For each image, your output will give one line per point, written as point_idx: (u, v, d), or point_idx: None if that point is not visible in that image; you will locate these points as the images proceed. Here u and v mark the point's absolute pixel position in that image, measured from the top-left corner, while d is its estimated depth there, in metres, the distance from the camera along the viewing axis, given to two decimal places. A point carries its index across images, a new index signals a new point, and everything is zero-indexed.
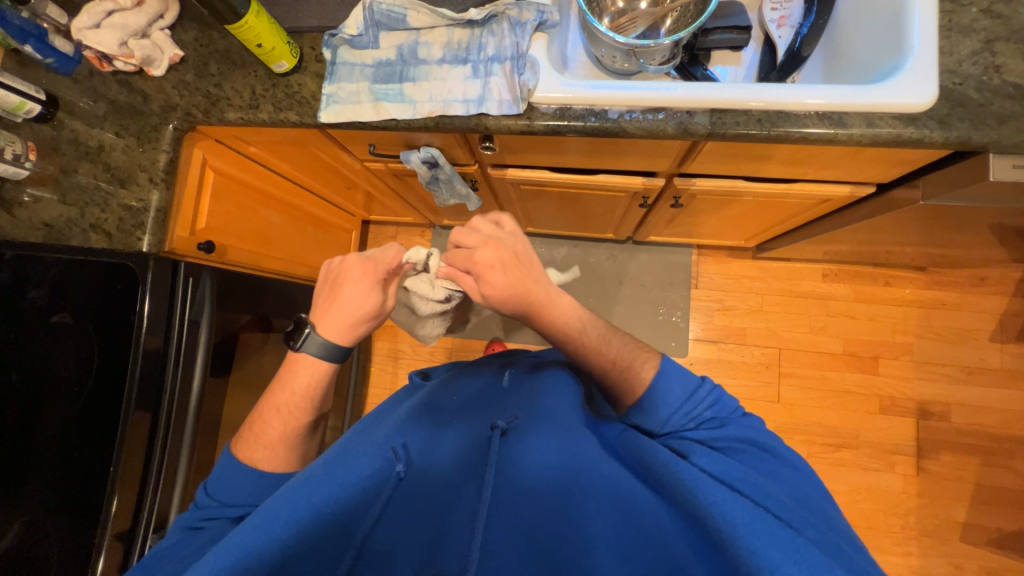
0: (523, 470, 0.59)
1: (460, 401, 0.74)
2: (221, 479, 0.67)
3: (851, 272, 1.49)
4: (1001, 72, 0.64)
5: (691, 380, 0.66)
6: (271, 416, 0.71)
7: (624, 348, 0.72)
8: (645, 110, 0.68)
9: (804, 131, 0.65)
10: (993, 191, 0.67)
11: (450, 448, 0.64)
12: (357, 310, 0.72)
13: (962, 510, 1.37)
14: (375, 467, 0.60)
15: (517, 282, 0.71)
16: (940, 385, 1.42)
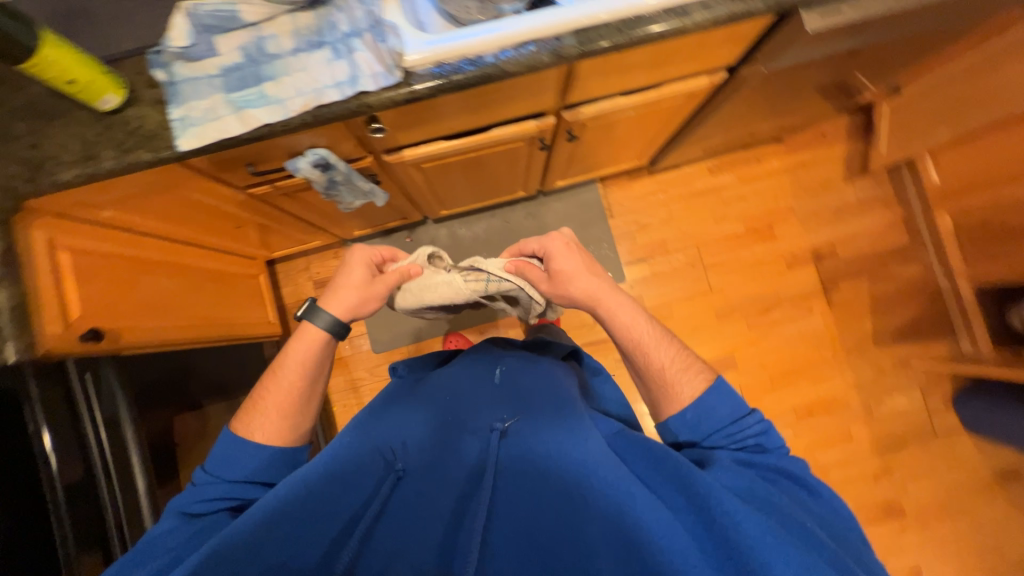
0: (524, 466, 0.66)
1: (457, 400, 0.80)
2: (220, 458, 0.72)
3: (729, 161, 1.68)
4: None
5: (739, 404, 0.70)
6: (267, 386, 0.78)
7: (686, 359, 0.75)
8: (516, 46, 0.70)
9: (658, 28, 0.71)
10: (813, 41, 0.79)
11: (455, 447, 0.70)
12: (359, 291, 0.80)
13: (869, 322, 1.64)
14: (378, 473, 0.67)
15: (589, 271, 0.79)
16: (823, 230, 1.67)
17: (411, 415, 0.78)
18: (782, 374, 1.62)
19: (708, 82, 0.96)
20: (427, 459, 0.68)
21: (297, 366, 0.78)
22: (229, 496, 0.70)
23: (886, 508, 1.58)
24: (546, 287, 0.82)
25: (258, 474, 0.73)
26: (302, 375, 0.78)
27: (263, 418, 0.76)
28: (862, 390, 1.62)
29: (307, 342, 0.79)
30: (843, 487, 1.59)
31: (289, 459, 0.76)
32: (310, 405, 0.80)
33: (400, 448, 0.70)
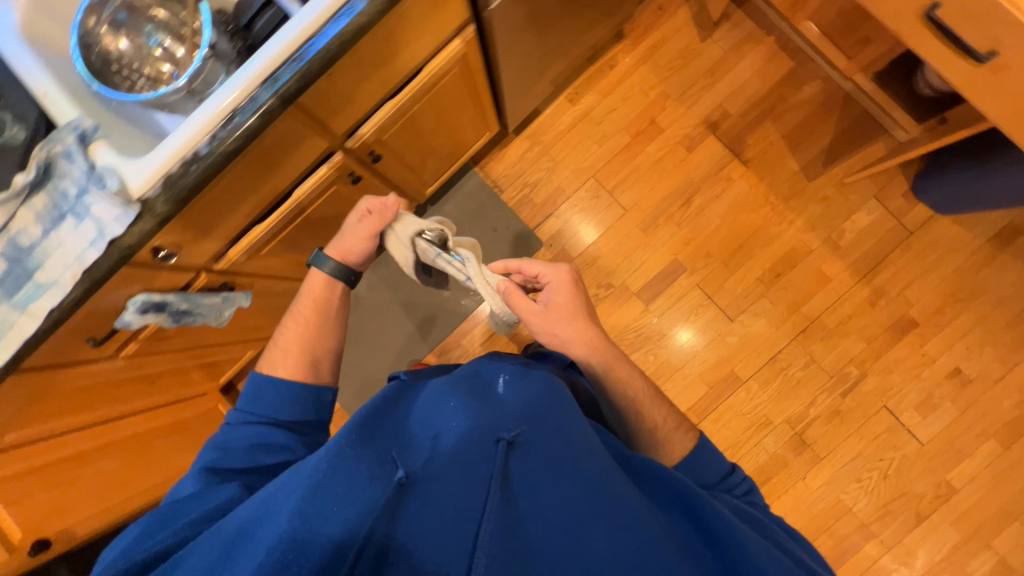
0: (542, 481, 0.63)
1: (450, 396, 0.70)
2: (253, 394, 0.84)
3: (584, 82, 1.63)
4: None
5: (718, 460, 0.88)
6: (296, 321, 0.92)
7: (676, 420, 0.93)
8: (223, 124, 0.71)
9: (336, 39, 0.71)
10: None
11: (455, 448, 0.63)
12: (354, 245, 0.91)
13: (793, 160, 1.56)
14: (372, 481, 0.56)
15: (588, 316, 0.92)
16: (705, 97, 1.59)
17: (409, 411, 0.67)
18: (732, 253, 1.56)
19: (461, 45, 0.94)
20: (439, 464, 0.61)
21: (318, 300, 0.93)
22: (253, 441, 0.79)
23: (899, 327, 1.50)
24: (537, 317, 0.88)
25: (282, 412, 0.83)
26: (322, 308, 0.93)
27: (281, 351, 0.89)
28: (818, 228, 1.54)
29: (322, 283, 0.94)
30: (845, 328, 1.52)
31: (307, 394, 0.86)
32: (322, 345, 0.91)
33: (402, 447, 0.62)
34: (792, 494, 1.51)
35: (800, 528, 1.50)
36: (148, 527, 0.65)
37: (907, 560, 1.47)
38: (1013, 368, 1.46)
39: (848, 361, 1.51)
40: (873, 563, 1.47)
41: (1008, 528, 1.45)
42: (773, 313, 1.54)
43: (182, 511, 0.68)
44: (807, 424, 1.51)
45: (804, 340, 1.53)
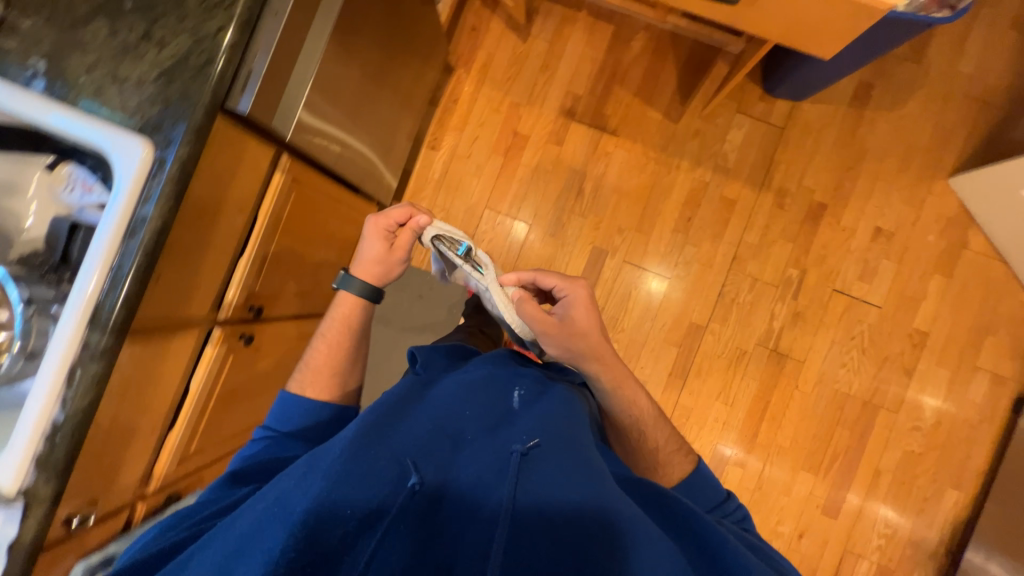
0: (550, 486, 0.62)
1: (474, 415, 0.74)
2: (282, 412, 0.88)
3: (438, 126, 1.63)
4: (143, 81, 0.68)
5: (714, 490, 0.91)
6: (323, 349, 0.93)
7: (676, 442, 0.95)
8: (66, 384, 0.67)
9: (139, 252, 0.67)
10: (279, 101, 0.78)
11: (472, 463, 0.66)
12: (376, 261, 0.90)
13: (655, 110, 1.59)
14: (388, 482, 0.61)
15: (602, 334, 0.88)
16: (551, 90, 1.61)
17: (432, 419, 0.72)
18: (640, 218, 1.59)
19: (283, 176, 0.92)
20: (450, 472, 0.65)
21: (341, 326, 0.93)
22: (274, 451, 0.84)
23: (814, 214, 1.56)
24: (551, 330, 0.83)
25: (304, 428, 0.87)
26: (348, 337, 0.93)
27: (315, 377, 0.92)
28: (703, 160, 1.58)
29: (348, 306, 0.93)
30: (770, 238, 1.56)
31: (332, 413, 0.90)
32: (350, 368, 0.94)
33: (415, 451, 0.66)
34: (794, 407, 1.54)
35: (815, 432, 1.54)
36: (167, 523, 0.72)
37: (916, 416, 1.53)
38: (923, 204, 1.54)
39: (785, 265, 1.56)
40: (890, 432, 1.53)
41: (984, 344, 1.53)
42: (702, 254, 1.57)
43: (194, 514, 0.73)
44: (777, 339, 1.55)
45: (740, 265, 1.57)
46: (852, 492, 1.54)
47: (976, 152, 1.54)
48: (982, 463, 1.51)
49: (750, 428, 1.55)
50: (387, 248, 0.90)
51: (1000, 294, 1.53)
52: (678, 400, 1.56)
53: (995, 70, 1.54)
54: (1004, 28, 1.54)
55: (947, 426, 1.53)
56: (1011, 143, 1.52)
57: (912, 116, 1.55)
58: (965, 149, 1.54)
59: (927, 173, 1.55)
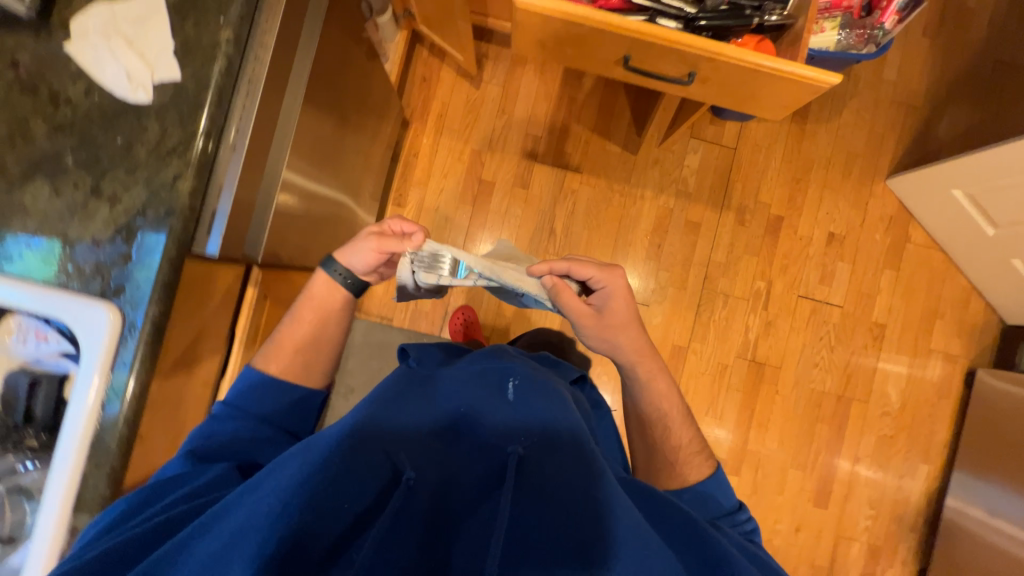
0: (547, 482, 0.61)
1: (469, 413, 0.72)
2: (245, 388, 0.82)
3: (401, 181, 1.60)
4: (97, 242, 0.64)
5: (729, 499, 0.88)
6: (296, 329, 0.87)
7: (698, 446, 0.94)
8: None
9: (123, 421, 0.65)
10: (244, 229, 0.76)
11: (468, 466, 0.64)
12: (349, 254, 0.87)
13: (614, 143, 1.63)
14: (382, 478, 0.58)
15: (637, 328, 0.93)
16: (511, 134, 1.62)
17: (428, 418, 0.71)
18: (612, 249, 1.63)
19: (256, 290, 0.88)
20: (445, 469, 0.63)
21: (316, 310, 0.88)
22: (240, 432, 0.77)
23: (773, 227, 1.64)
24: (587, 318, 0.89)
25: (272, 411, 0.81)
26: (324, 323, 0.88)
27: (281, 354, 0.85)
28: (665, 186, 1.64)
29: (326, 286, 0.87)
30: (735, 254, 1.64)
31: (296, 400, 0.84)
32: (319, 355, 0.88)
33: (409, 447, 0.63)
34: (777, 411, 1.64)
35: (798, 432, 1.64)
36: (135, 500, 0.62)
37: (884, 402, 1.65)
38: (867, 206, 1.66)
39: (753, 279, 1.64)
40: (864, 420, 1.65)
41: (935, 328, 1.67)
42: (675, 278, 1.63)
43: (160, 494, 0.64)
44: (754, 349, 1.63)
45: (712, 284, 1.63)
46: (837, 481, 1.65)
47: (906, 153, 1.67)
48: (945, 436, 1.66)
49: (740, 437, 1.63)
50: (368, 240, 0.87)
51: (943, 280, 1.67)
52: None
53: (914, 76, 1.67)
54: (918, 36, 1.67)
55: (911, 407, 1.66)
56: (935, 143, 1.67)
57: (848, 125, 1.66)
58: (897, 151, 1.67)
59: (867, 177, 1.66)
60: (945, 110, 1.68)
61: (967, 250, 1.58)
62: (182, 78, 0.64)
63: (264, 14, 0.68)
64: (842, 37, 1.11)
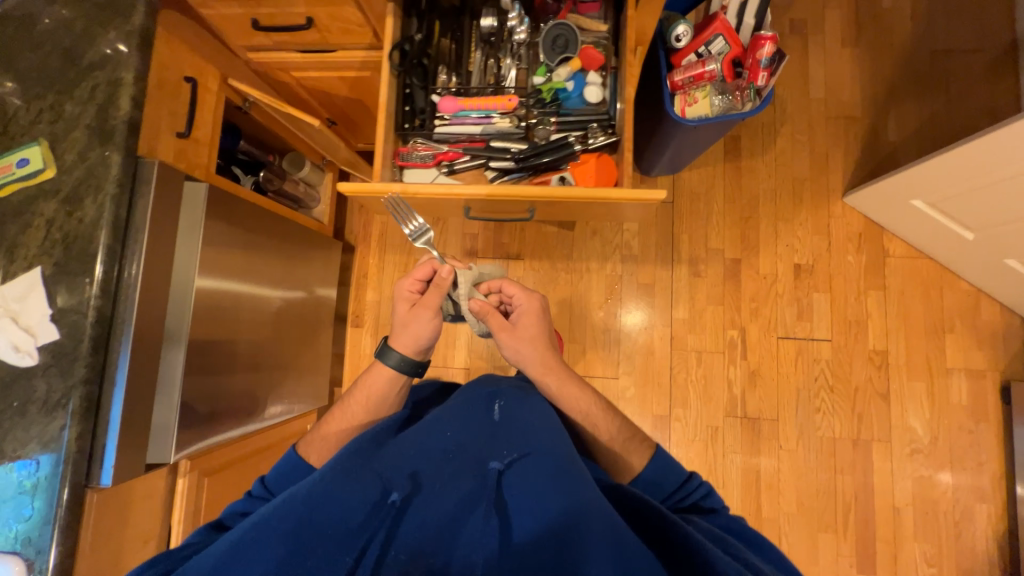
0: (530, 487, 0.59)
1: (455, 432, 0.70)
2: (283, 476, 0.79)
3: (354, 303, 1.66)
4: (5, 499, 0.72)
5: (681, 472, 0.83)
6: (343, 421, 0.88)
7: (630, 432, 0.88)
8: None
9: None
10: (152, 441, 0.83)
11: (454, 480, 0.62)
12: (402, 333, 0.88)
13: (548, 223, 1.64)
14: (366, 501, 0.58)
15: (546, 342, 0.92)
16: (450, 237, 1.67)
17: (414, 439, 0.69)
18: (570, 327, 1.59)
19: (187, 479, 0.93)
20: (431, 485, 0.61)
21: (363, 401, 0.89)
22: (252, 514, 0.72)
23: (732, 271, 1.57)
24: (502, 333, 0.91)
25: None
26: (368, 412, 0.89)
27: (325, 442, 0.85)
28: (609, 254, 1.61)
29: (377, 377, 0.89)
30: (698, 307, 1.57)
31: None
32: None
33: (398, 470, 0.63)
34: (786, 469, 1.48)
35: (817, 489, 1.47)
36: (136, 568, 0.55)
37: (911, 438, 1.47)
38: (830, 228, 1.56)
39: (723, 330, 1.55)
40: (892, 463, 1.46)
41: (946, 343, 1.49)
42: (642, 343, 1.57)
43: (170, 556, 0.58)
44: (743, 405, 1.52)
45: (680, 343, 1.56)
46: (879, 538, 1.44)
47: (858, 166, 1.57)
48: (996, 466, 1.43)
49: (752, 504, 1.48)
50: (409, 307, 0.91)
51: (940, 289, 1.51)
52: None
53: (844, 88, 1.61)
54: (837, 48, 1.62)
55: (945, 438, 1.46)
56: (887, 148, 1.57)
57: (786, 152, 1.60)
58: (848, 166, 1.58)
59: (822, 199, 1.57)
60: (889, 113, 1.58)
61: (954, 254, 1.43)
62: (61, 336, 0.74)
63: (128, 262, 0.78)
64: (720, 100, 1.10)
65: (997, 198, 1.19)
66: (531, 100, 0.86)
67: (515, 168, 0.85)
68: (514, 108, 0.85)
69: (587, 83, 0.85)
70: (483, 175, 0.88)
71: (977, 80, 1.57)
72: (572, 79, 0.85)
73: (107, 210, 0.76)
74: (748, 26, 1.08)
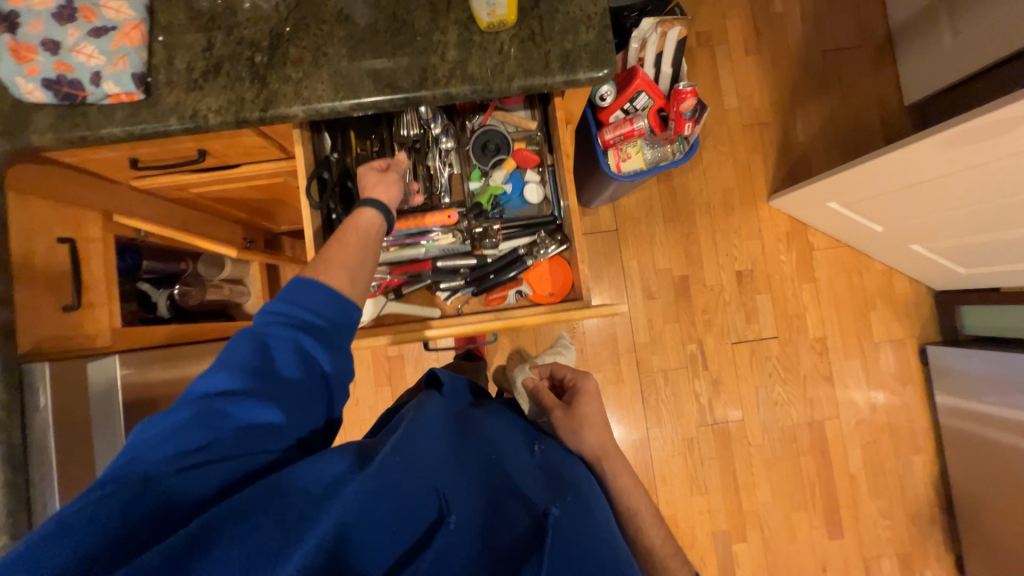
0: (585, 541, 0.57)
1: (506, 463, 0.69)
2: (291, 302, 0.62)
3: None
4: None
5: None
6: (333, 250, 0.68)
7: (674, 543, 0.81)
8: None
9: None
10: None
11: (506, 512, 0.60)
12: (376, 186, 0.73)
13: None
14: (418, 513, 0.55)
15: (604, 427, 0.88)
16: None
17: (464, 456, 0.66)
18: None
19: None
20: (483, 514, 0.59)
21: (355, 235, 0.70)
22: (278, 344, 0.60)
23: (682, 287, 1.63)
24: (558, 408, 0.88)
25: (317, 314, 0.62)
26: (367, 245, 0.70)
27: (325, 271, 0.66)
28: None
29: (360, 220, 0.71)
30: (657, 327, 1.62)
31: (339, 325, 0.64)
32: (365, 272, 0.69)
33: (456, 490, 0.60)
34: (757, 462, 1.60)
35: (785, 473, 1.60)
36: (171, 427, 0.53)
37: (855, 411, 1.63)
38: (761, 232, 1.66)
39: (683, 345, 1.62)
40: (843, 436, 1.62)
41: (872, 320, 1.66)
42: (611, 373, 1.61)
43: (195, 423, 0.54)
44: (712, 413, 1.61)
45: (646, 365, 1.61)
46: (842, 504, 1.61)
47: (776, 169, 1.67)
48: (925, 420, 1.64)
49: (733, 501, 1.59)
50: (379, 174, 0.74)
51: (860, 272, 1.66)
52: (662, 512, 1.58)
53: (754, 94, 1.68)
54: (742, 56, 1.68)
55: (883, 405, 1.64)
56: (799, 148, 1.67)
57: (713, 164, 1.66)
58: (768, 170, 1.67)
59: (751, 205, 1.66)
60: (796, 114, 1.69)
61: (872, 244, 1.56)
62: None
63: (39, 496, 0.72)
64: (653, 152, 1.11)
65: (917, 199, 1.26)
66: (472, 212, 0.81)
67: (467, 284, 0.82)
68: (455, 222, 0.80)
69: (525, 182, 0.84)
70: (435, 294, 0.85)
71: (865, 73, 1.70)
72: (509, 181, 0.83)
73: None
74: (666, 75, 1.10)
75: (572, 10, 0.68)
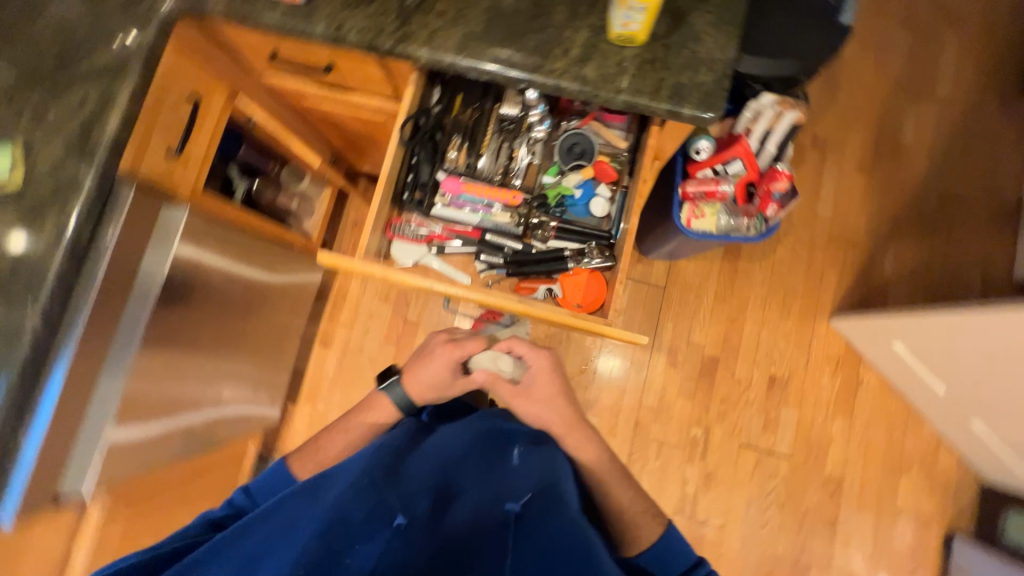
0: (542, 533, 0.66)
1: (474, 465, 0.78)
2: (266, 485, 0.83)
3: (325, 324, 1.59)
4: None
5: (688, 552, 0.83)
6: (340, 437, 0.92)
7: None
8: None
9: None
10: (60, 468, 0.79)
11: (470, 512, 0.69)
12: (428, 376, 0.90)
13: None
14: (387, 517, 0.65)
15: (562, 397, 0.93)
16: None
17: (429, 463, 0.77)
18: None
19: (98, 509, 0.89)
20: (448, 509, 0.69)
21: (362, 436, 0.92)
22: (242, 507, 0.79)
23: (708, 369, 1.57)
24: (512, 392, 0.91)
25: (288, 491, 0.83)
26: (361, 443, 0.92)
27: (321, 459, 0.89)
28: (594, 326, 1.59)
29: (384, 411, 0.93)
30: (668, 398, 1.56)
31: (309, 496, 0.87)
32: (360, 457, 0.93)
33: (421, 494, 0.70)
34: None
35: None
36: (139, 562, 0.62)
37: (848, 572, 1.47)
38: (810, 347, 1.57)
39: (689, 427, 1.54)
40: None
41: (900, 484, 1.50)
42: (606, 423, 1.55)
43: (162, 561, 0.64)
44: (693, 506, 1.50)
45: (644, 430, 1.54)
46: None
47: (848, 291, 1.59)
48: None
49: None
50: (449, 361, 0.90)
51: (904, 430, 1.52)
52: None
53: (852, 211, 1.62)
54: (852, 171, 1.64)
55: None
56: (880, 280, 1.59)
57: (784, 262, 1.61)
58: (839, 289, 1.59)
59: (809, 316, 1.58)
60: (889, 245, 1.60)
61: (931, 407, 1.43)
62: None
63: (78, 300, 0.76)
64: (727, 219, 1.10)
65: (984, 372, 1.16)
66: (535, 201, 0.86)
67: (505, 265, 0.86)
68: (517, 205, 0.84)
69: (594, 194, 0.86)
70: (473, 263, 0.88)
71: (978, 231, 1.60)
72: (580, 187, 0.85)
73: (68, 240, 0.73)
74: (769, 153, 1.07)
75: (699, 51, 0.71)
